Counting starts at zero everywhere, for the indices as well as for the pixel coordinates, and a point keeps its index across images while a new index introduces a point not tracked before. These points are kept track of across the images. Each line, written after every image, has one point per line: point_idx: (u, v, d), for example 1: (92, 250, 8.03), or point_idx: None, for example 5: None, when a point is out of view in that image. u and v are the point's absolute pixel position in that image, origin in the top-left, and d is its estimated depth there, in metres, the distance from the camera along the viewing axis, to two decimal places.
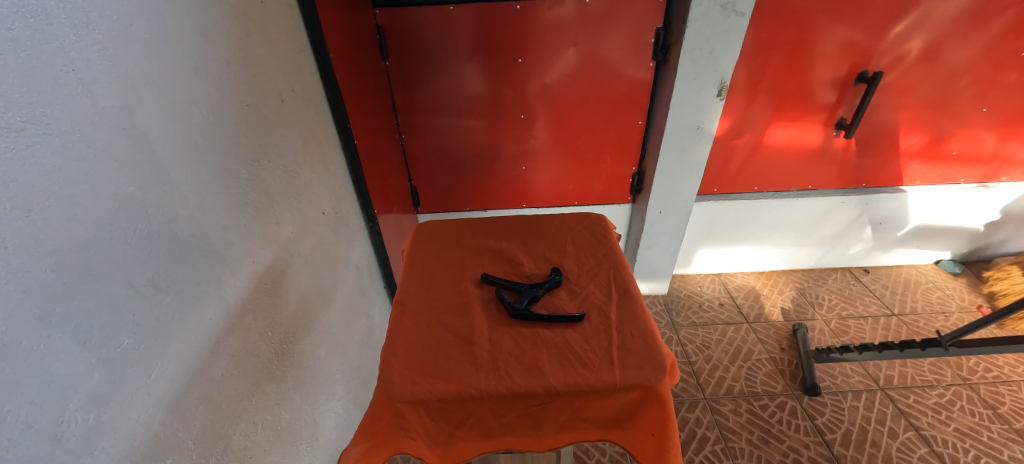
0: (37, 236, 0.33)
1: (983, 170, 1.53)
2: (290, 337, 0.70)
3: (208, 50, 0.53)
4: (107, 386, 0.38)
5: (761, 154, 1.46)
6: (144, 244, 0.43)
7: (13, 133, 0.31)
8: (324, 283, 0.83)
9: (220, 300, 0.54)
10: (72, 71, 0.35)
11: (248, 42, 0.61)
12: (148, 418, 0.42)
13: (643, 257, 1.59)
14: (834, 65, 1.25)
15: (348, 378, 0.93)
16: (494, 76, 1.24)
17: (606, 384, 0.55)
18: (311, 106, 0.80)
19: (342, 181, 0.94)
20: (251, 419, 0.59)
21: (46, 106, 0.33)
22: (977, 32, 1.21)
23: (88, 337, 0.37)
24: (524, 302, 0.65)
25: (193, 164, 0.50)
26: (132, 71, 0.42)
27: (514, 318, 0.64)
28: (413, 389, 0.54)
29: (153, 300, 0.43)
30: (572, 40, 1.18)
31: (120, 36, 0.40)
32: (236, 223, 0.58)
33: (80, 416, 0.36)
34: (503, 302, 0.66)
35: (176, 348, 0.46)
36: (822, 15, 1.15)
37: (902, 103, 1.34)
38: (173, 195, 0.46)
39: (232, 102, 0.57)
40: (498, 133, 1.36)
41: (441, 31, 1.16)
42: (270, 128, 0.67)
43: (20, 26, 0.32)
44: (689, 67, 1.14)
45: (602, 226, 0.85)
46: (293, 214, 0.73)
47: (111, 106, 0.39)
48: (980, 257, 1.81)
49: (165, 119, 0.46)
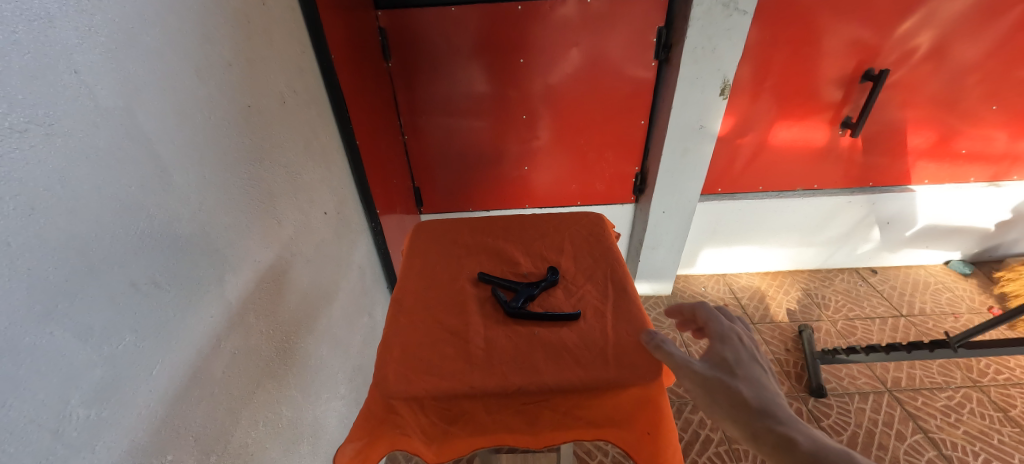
0: (40, 234, 0.33)
1: (993, 169, 1.51)
2: (291, 336, 0.70)
3: (209, 51, 0.53)
4: (108, 382, 0.39)
5: (765, 154, 1.44)
6: (145, 243, 0.43)
7: (16, 133, 0.32)
8: (326, 282, 0.84)
9: (220, 298, 0.54)
10: (74, 73, 0.36)
11: (250, 44, 0.62)
12: (148, 414, 0.43)
13: (646, 257, 1.58)
14: (840, 63, 1.24)
15: (350, 377, 0.94)
16: (496, 77, 1.25)
17: (601, 383, 0.55)
18: (313, 107, 0.81)
19: (344, 182, 0.95)
20: (252, 417, 0.60)
21: (48, 107, 0.34)
22: (986, 29, 1.19)
23: (89, 333, 0.37)
24: (518, 299, 0.66)
25: (195, 164, 0.50)
26: (135, 73, 0.42)
27: (509, 316, 0.64)
28: (409, 387, 0.55)
29: (155, 297, 0.44)
30: (574, 40, 1.18)
31: (123, 39, 0.41)
32: (238, 223, 0.58)
33: (82, 411, 0.36)
34: (499, 300, 0.66)
35: (177, 345, 0.47)
36: (827, 14, 1.15)
37: (909, 101, 1.33)
38: (175, 194, 0.47)
39: (234, 102, 0.58)
40: (500, 133, 1.37)
41: (443, 32, 1.17)
42: (272, 129, 0.67)
43: (23, 29, 0.33)
44: (691, 66, 1.14)
45: (601, 225, 0.85)
46: (295, 214, 0.73)
47: (113, 107, 0.40)
48: (990, 257, 1.78)
49: (165, 119, 0.46)
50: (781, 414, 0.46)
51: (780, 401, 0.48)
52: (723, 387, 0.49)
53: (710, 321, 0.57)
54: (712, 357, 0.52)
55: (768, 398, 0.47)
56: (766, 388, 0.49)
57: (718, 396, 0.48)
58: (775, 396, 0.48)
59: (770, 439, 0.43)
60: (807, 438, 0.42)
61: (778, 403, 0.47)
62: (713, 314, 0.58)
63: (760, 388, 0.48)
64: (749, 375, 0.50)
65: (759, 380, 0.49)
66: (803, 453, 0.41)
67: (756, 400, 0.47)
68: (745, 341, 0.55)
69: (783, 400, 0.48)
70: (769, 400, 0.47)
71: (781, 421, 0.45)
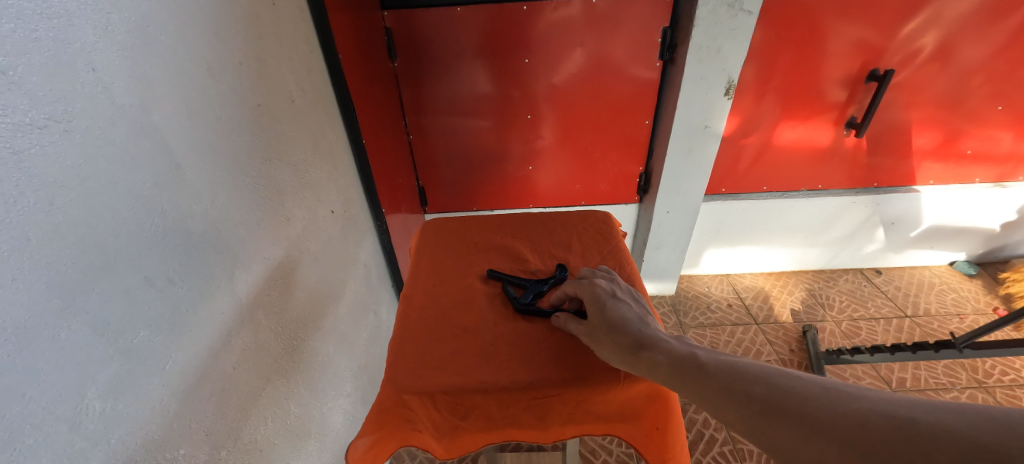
0: (59, 229, 0.34)
1: (998, 169, 1.50)
2: (299, 333, 0.71)
3: (221, 50, 0.54)
4: (123, 375, 0.39)
5: (770, 154, 1.44)
6: (159, 239, 0.44)
7: (36, 129, 0.32)
8: (333, 280, 0.84)
9: (231, 294, 0.55)
10: (92, 70, 0.37)
11: (260, 43, 0.62)
12: (161, 408, 0.43)
13: (650, 257, 1.59)
14: (845, 63, 1.24)
15: (356, 375, 0.94)
16: (501, 77, 1.25)
17: (610, 378, 0.55)
18: (321, 106, 0.81)
19: (351, 180, 0.95)
20: (262, 413, 0.60)
21: (68, 104, 0.35)
22: (991, 29, 1.19)
23: (106, 327, 0.38)
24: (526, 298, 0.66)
25: (207, 161, 0.51)
26: (151, 71, 0.43)
27: (518, 312, 0.65)
28: (420, 382, 0.55)
29: (169, 293, 0.44)
30: (578, 40, 1.18)
31: (139, 37, 0.42)
32: (249, 220, 0.59)
33: (98, 404, 0.37)
34: (508, 296, 0.67)
35: (190, 340, 0.47)
36: (831, 14, 1.15)
37: (914, 102, 1.32)
38: (189, 191, 0.48)
39: (244, 101, 0.58)
40: (505, 133, 1.37)
41: (449, 32, 1.17)
42: (281, 128, 0.68)
43: (43, 28, 0.33)
44: (696, 66, 1.14)
45: (608, 224, 0.85)
46: (303, 212, 0.74)
47: (130, 104, 0.40)
48: (995, 258, 1.77)
49: (179, 117, 0.47)
50: (650, 337, 0.50)
51: (648, 326, 0.52)
52: (605, 333, 0.54)
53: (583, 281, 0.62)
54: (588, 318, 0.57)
55: (636, 328, 0.52)
56: (637, 322, 0.53)
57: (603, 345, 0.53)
58: (649, 324, 0.53)
59: (641, 363, 0.48)
60: (668, 351, 0.47)
61: (648, 330, 0.52)
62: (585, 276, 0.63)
63: (628, 322, 0.53)
64: (618, 314, 0.54)
65: (626, 314, 0.54)
66: (668, 367, 0.45)
67: (625, 333, 0.52)
68: (617, 291, 0.60)
69: (654, 325, 0.52)
70: (635, 328, 0.52)
71: (650, 345, 0.49)
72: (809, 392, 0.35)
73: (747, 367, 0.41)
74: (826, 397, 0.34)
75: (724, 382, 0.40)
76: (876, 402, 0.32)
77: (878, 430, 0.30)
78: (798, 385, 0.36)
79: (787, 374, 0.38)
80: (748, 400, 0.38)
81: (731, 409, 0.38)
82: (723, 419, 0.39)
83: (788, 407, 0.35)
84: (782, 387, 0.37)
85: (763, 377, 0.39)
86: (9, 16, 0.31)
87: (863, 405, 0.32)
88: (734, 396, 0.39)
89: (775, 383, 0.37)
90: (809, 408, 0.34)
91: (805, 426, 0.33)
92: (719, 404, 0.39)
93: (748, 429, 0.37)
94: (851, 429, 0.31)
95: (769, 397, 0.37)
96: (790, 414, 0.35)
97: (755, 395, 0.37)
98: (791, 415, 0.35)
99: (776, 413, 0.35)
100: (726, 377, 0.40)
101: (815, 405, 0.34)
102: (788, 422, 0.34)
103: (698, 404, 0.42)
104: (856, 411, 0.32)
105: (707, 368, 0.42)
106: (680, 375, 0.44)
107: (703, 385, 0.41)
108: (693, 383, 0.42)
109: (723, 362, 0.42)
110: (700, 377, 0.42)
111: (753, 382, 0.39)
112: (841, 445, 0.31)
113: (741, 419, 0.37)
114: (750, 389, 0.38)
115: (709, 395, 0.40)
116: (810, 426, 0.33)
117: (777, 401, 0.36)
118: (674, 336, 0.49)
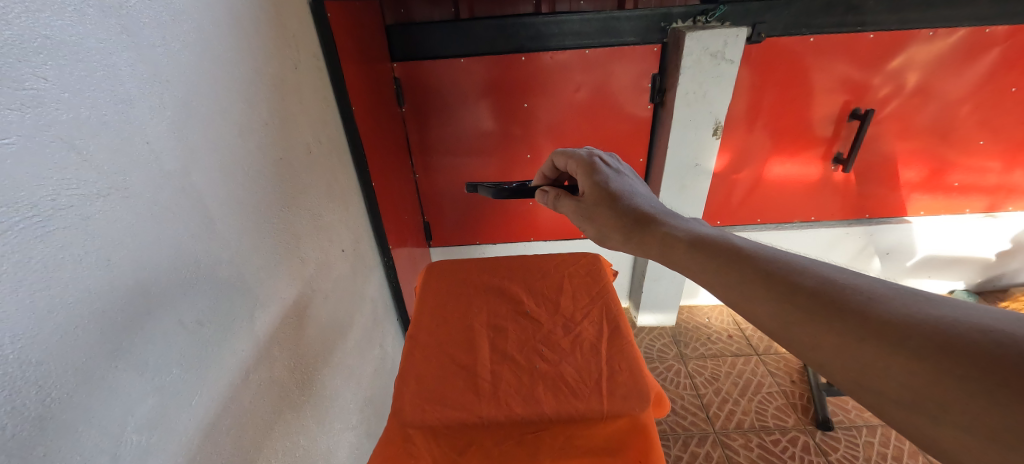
0: (114, 280, 0.39)
1: (989, 199, 1.54)
2: (310, 369, 0.75)
3: (250, 112, 0.61)
4: (157, 410, 0.44)
5: (762, 188, 1.50)
6: (191, 284, 0.49)
7: (102, 198, 0.38)
8: (343, 316, 0.89)
9: (251, 332, 0.59)
10: (147, 143, 0.43)
11: (284, 103, 0.70)
12: (186, 441, 0.47)
13: (649, 288, 1.64)
14: (828, 102, 1.31)
15: (360, 408, 0.97)
16: (504, 117, 1.33)
17: (595, 413, 0.60)
18: (335, 154, 0.89)
19: (361, 220, 1.02)
20: (274, 445, 0.64)
21: (125, 175, 0.40)
22: (965, 70, 1.26)
23: (145, 367, 0.42)
24: (497, 189, 0.88)
25: (235, 213, 0.57)
26: (192, 139, 0.49)
27: (498, 196, 0.85)
28: (423, 417, 0.60)
29: (198, 334, 0.49)
30: (574, 85, 1.27)
31: (184, 111, 0.48)
32: (269, 262, 0.64)
33: (135, 437, 0.41)
34: (489, 190, 0.88)
35: (213, 378, 0.52)
36: (811, 57, 1.22)
37: (899, 137, 1.38)
38: (218, 239, 0.53)
39: (268, 156, 0.65)
40: (507, 170, 1.44)
41: (454, 79, 1.26)
42: (300, 177, 0.75)
43: (112, 112, 0.39)
44: (684, 109, 1.23)
45: (598, 265, 0.91)
46: (316, 253, 0.80)
47: (174, 170, 0.46)
48: (993, 286, 1.80)
49: (214, 176, 0.53)
50: (660, 218, 0.62)
51: (648, 206, 0.65)
52: (613, 211, 0.66)
53: (590, 169, 0.74)
54: (597, 191, 0.70)
55: (643, 208, 0.64)
56: (643, 204, 0.65)
57: (612, 222, 0.65)
58: (653, 206, 0.65)
59: (654, 236, 0.59)
60: (685, 230, 0.56)
61: (650, 209, 0.64)
62: (591, 161, 0.75)
63: (634, 200, 0.66)
64: (624, 194, 0.68)
65: (632, 194, 0.67)
66: (682, 242, 0.55)
67: (635, 213, 0.64)
68: (619, 177, 0.73)
69: (654, 205, 0.65)
70: (641, 209, 0.64)
71: (662, 223, 0.60)
72: (874, 292, 0.39)
73: (794, 262, 0.45)
74: (898, 300, 0.37)
75: (763, 268, 0.46)
76: (959, 312, 0.34)
77: (971, 343, 0.31)
78: (860, 285, 0.40)
79: (844, 273, 0.42)
80: (799, 293, 0.41)
81: (769, 303, 0.43)
82: (761, 308, 0.44)
83: (849, 306, 0.38)
84: (840, 287, 0.40)
85: (821, 276, 0.42)
86: (84, 107, 0.37)
87: (945, 314, 0.34)
88: (786, 291, 0.42)
89: (829, 280, 0.41)
90: (879, 312, 0.36)
91: (867, 328, 0.36)
92: (749, 292, 0.45)
93: (783, 323, 0.41)
94: (928, 338, 0.33)
95: (822, 292, 0.41)
96: (850, 312, 0.38)
97: (809, 289, 0.41)
98: (854, 313, 0.37)
99: (837, 312, 0.38)
100: (762, 264, 0.46)
101: (882, 307, 0.37)
102: (848, 319, 0.37)
103: (724, 286, 0.48)
104: (940, 320, 0.34)
105: (753, 257, 0.48)
106: (694, 244, 0.53)
107: (738, 272, 0.47)
108: (729, 269, 0.48)
109: (764, 252, 0.48)
110: (734, 260, 0.48)
111: (805, 277, 0.43)
112: (914, 353, 0.33)
113: (781, 312, 0.42)
114: (800, 282, 0.42)
115: (741, 282, 0.46)
116: (875, 326, 0.36)
117: (839, 302, 0.39)
118: (682, 217, 0.60)
